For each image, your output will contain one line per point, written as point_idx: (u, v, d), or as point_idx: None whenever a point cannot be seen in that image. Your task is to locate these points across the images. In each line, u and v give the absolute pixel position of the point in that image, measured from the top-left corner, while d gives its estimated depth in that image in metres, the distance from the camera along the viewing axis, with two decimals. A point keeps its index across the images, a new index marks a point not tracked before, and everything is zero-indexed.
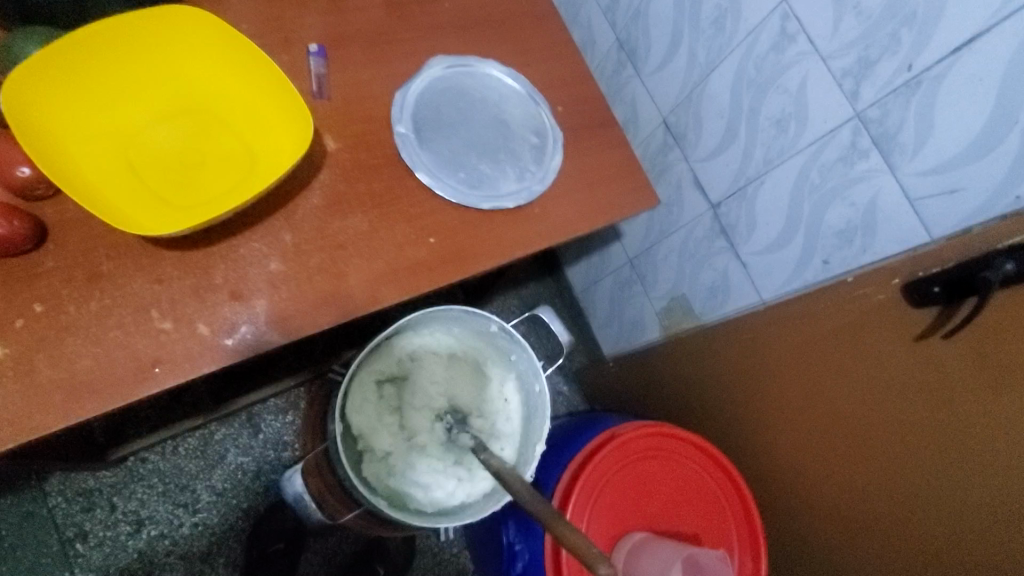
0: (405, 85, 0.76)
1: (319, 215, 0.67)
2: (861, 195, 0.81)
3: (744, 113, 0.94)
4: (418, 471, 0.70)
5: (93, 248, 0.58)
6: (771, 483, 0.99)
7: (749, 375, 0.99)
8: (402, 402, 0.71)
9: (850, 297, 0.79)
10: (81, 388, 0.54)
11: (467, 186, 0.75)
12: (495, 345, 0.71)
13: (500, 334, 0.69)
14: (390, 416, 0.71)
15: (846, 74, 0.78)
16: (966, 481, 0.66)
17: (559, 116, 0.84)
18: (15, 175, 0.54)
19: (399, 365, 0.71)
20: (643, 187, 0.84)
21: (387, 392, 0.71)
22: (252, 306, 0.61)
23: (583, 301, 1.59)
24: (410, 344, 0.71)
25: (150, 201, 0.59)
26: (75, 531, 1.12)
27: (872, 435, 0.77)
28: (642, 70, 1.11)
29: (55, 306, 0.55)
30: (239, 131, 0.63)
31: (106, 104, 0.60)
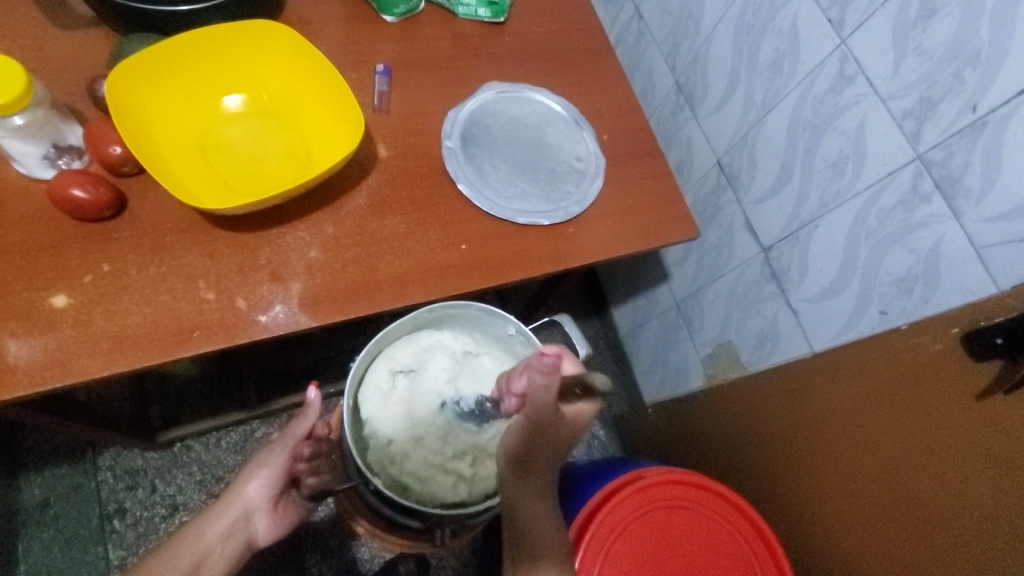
0: (458, 105, 0.82)
1: (362, 213, 0.71)
2: (923, 240, 0.76)
3: (800, 155, 0.92)
4: (417, 464, 0.69)
5: (160, 222, 0.65)
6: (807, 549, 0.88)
7: (792, 427, 0.91)
8: (411, 392, 0.70)
9: (905, 345, 0.72)
10: (127, 342, 0.59)
11: (506, 201, 0.78)
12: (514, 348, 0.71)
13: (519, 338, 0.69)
14: (398, 406, 0.71)
15: (906, 115, 0.75)
16: None
17: (605, 143, 0.86)
18: (107, 152, 0.62)
19: (415, 357, 0.71)
20: (684, 217, 0.84)
21: (400, 381, 0.71)
22: (288, 288, 0.66)
23: (628, 344, 1.55)
24: (429, 337, 0.72)
25: (214, 184, 0.66)
26: (115, 507, 1.19)
27: (925, 504, 0.68)
28: (698, 113, 1.12)
29: (120, 267, 0.62)
30: (300, 131, 0.70)
31: (192, 100, 0.68)
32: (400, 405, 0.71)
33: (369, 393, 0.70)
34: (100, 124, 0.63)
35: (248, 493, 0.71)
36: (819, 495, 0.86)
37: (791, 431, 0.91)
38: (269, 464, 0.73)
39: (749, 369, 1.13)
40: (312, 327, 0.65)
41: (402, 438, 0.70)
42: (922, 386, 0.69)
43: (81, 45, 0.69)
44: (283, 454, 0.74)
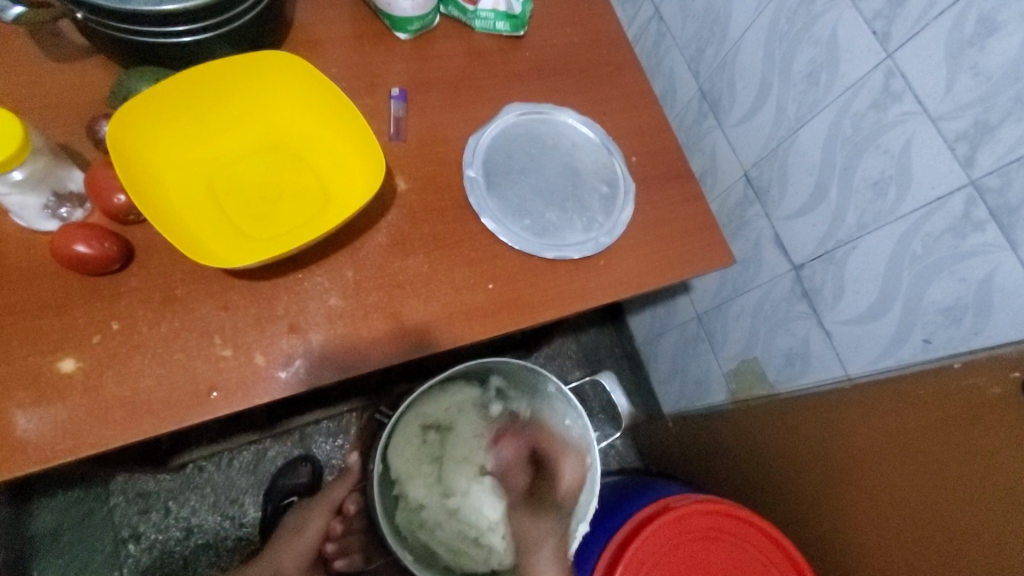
0: (479, 129, 0.77)
1: (382, 254, 0.67)
2: (975, 270, 0.72)
3: (837, 172, 0.87)
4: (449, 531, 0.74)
5: (170, 272, 0.61)
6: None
7: (827, 455, 0.88)
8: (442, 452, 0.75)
9: (958, 386, 0.70)
10: (142, 406, 0.56)
11: (532, 234, 0.73)
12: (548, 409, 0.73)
13: (557, 395, 0.71)
14: (428, 466, 0.75)
15: (959, 138, 0.71)
16: None
17: (633, 166, 0.81)
18: (111, 201, 0.58)
19: (446, 415, 0.75)
20: (717, 243, 0.79)
21: (430, 439, 0.75)
22: (308, 340, 0.62)
23: (644, 353, 1.50)
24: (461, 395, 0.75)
25: (227, 231, 0.63)
26: (129, 531, 1.16)
27: (971, 552, 0.67)
28: (724, 121, 1.07)
29: (130, 325, 0.58)
30: (317, 170, 0.67)
31: (200, 140, 0.65)
32: (432, 465, 0.75)
33: (402, 449, 0.73)
34: (103, 170, 0.58)
35: (287, 562, 0.87)
36: (856, 530, 0.84)
37: (825, 462, 0.89)
38: (309, 529, 0.89)
39: (776, 388, 1.08)
40: (335, 381, 0.61)
41: (433, 501, 0.75)
42: (974, 429, 0.66)
43: (79, 79, 0.64)
44: (321, 519, 0.90)
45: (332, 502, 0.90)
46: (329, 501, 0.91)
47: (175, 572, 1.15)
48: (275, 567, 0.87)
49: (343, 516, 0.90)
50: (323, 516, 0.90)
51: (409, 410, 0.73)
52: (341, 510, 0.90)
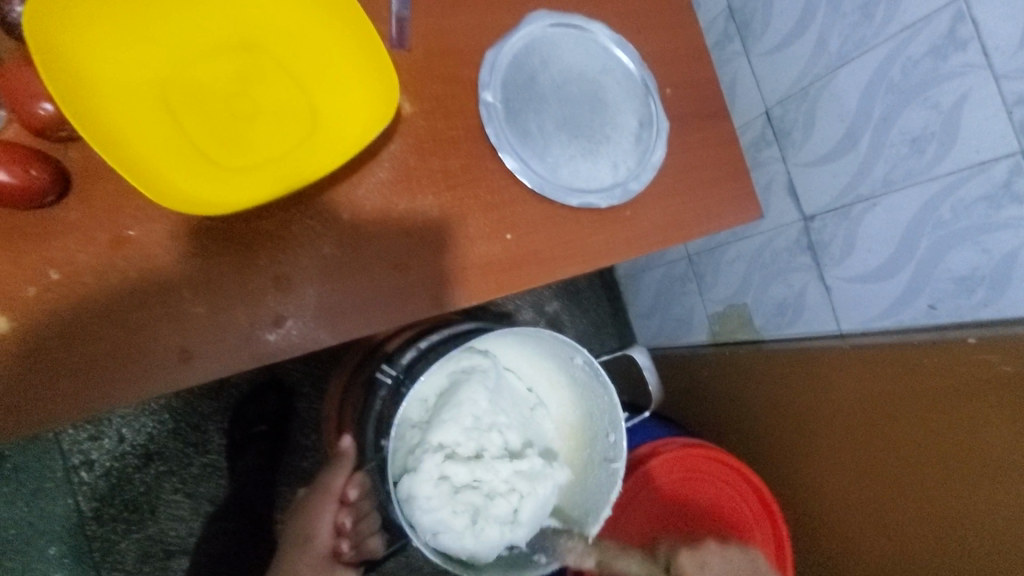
0: (499, 41, 0.64)
1: (385, 193, 0.57)
2: (1002, 243, 0.70)
3: (874, 122, 0.81)
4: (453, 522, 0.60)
5: (121, 207, 0.49)
6: (792, 508, 0.95)
7: (812, 408, 0.91)
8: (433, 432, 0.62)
9: (966, 359, 0.72)
10: (100, 375, 0.47)
11: (554, 175, 0.64)
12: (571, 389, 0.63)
13: (584, 368, 0.60)
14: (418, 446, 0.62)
15: (1020, 101, 0.65)
16: None
17: (667, 100, 0.71)
18: (35, 112, 0.45)
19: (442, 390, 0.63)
20: (748, 195, 0.72)
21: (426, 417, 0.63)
22: (300, 296, 0.53)
23: (623, 285, 1.46)
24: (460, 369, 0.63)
25: (193, 157, 0.50)
26: (81, 458, 1.05)
27: (935, 501, 0.73)
28: (751, 48, 0.97)
29: (75, 274, 0.47)
30: (301, 81, 0.54)
31: (147, 35, 0.50)
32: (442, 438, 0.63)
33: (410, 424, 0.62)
34: (15, 68, 0.44)
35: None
36: (821, 476, 0.89)
37: (808, 412, 0.92)
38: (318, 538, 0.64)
39: (762, 334, 1.07)
40: (333, 344, 0.53)
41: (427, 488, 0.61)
42: (978, 401, 0.70)
43: None
44: (326, 516, 0.64)
45: (334, 494, 0.64)
46: (329, 491, 0.64)
47: (137, 498, 1.07)
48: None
49: (349, 506, 0.65)
50: (326, 510, 0.64)
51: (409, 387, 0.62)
52: (344, 500, 0.64)
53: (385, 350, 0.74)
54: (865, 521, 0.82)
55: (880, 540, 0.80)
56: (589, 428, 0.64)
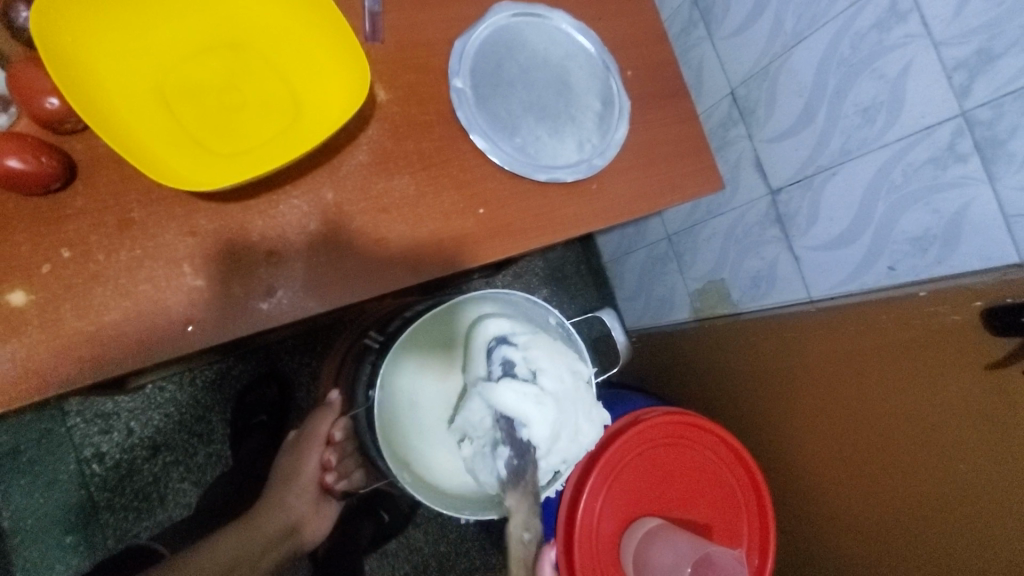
0: (466, 32, 0.69)
1: (364, 173, 0.61)
2: (950, 202, 0.74)
3: (829, 95, 0.85)
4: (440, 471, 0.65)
5: (123, 192, 0.54)
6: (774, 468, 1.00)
7: (787, 372, 0.95)
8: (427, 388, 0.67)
9: (920, 312, 0.75)
10: (109, 342, 0.52)
11: (523, 154, 0.69)
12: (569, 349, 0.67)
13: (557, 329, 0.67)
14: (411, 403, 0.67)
15: (958, 66, 0.70)
16: (993, 514, 0.67)
17: (628, 81, 0.76)
18: (42, 106, 0.50)
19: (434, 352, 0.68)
20: (708, 167, 0.77)
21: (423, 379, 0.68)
22: (289, 269, 0.57)
23: (610, 270, 1.51)
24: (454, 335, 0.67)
25: (186, 144, 0.55)
26: (92, 451, 1.10)
27: (897, 448, 0.77)
28: (715, 33, 1.02)
29: (84, 253, 0.52)
30: (282, 72, 0.58)
31: (143, 36, 0.55)
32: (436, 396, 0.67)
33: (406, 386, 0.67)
34: (24, 67, 0.49)
35: (293, 501, 0.79)
36: (799, 436, 0.93)
37: (784, 376, 0.96)
38: (306, 469, 0.78)
39: (739, 307, 1.11)
40: (322, 312, 0.58)
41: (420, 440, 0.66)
42: (931, 353, 0.74)
43: None
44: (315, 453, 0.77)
45: (320, 437, 0.76)
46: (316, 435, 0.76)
47: (146, 488, 1.12)
48: (284, 509, 0.78)
49: (334, 446, 0.76)
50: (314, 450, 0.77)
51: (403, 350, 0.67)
52: (330, 440, 0.76)
53: (375, 323, 0.78)
54: (839, 475, 0.86)
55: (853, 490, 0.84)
56: None
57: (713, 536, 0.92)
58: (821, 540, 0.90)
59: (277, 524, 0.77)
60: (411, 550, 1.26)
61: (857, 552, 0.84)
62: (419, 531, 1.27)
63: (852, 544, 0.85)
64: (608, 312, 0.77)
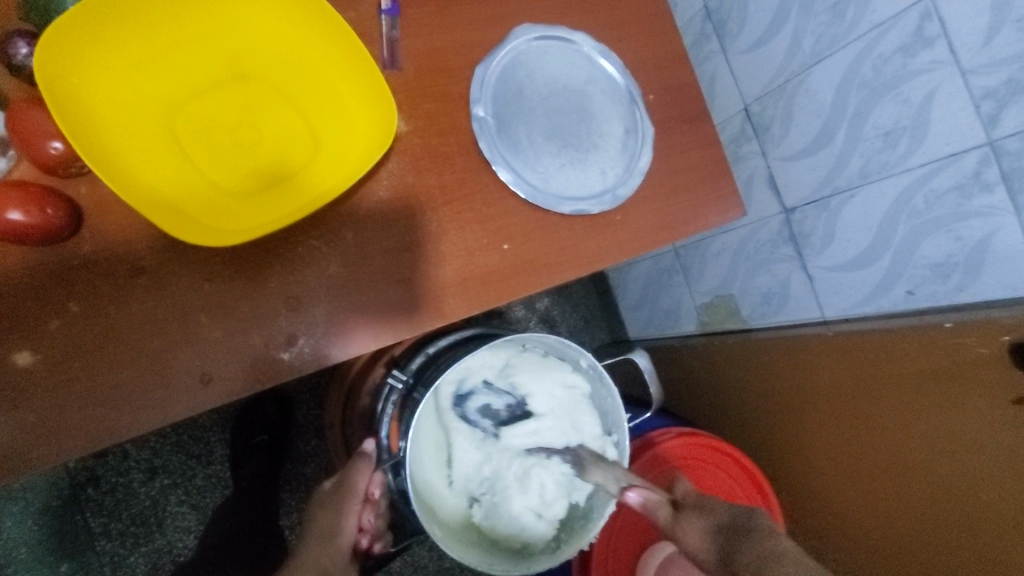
0: (487, 57, 0.66)
1: (385, 211, 0.59)
2: (973, 231, 0.73)
3: (849, 117, 0.84)
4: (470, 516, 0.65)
5: (133, 239, 0.50)
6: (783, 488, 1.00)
7: (801, 393, 0.95)
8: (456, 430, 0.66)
9: (943, 342, 0.74)
10: (121, 403, 0.49)
11: (546, 185, 0.66)
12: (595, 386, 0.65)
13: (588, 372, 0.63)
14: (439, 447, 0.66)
15: (986, 95, 0.69)
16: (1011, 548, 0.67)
17: (650, 106, 0.74)
18: (46, 151, 0.46)
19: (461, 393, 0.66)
20: (731, 194, 0.75)
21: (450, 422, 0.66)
22: (310, 316, 0.55)
23: (614, 280, 1.49)
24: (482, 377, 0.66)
25: (200, 187, 0.52)
26: (86, 476, 1.06)
27: (912, 476, 0.78)
28: (729, 47, 1.00)
29: (91, 306, 0.49)
30: (300, 107, 0.55)
31: (151, 71, 0.52)
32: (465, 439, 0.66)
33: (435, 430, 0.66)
34: (27, 110, 0.46)
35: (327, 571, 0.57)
36: (810, 457, 0.93)
37: (799, 396, 0.95)
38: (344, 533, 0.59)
39: (749, 323, 1.11)
40: (345, 359, 0.56)
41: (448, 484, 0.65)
42: (952, 384, 0.73)
43: None
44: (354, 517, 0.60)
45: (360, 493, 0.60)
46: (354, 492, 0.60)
47: (144, 512, 1.08)
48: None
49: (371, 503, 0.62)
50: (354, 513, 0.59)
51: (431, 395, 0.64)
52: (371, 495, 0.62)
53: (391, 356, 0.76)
54: (851, 499, 0.86)
55: (863, 515, 0.84)
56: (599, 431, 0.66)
57: None
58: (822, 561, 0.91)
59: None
60: (416, 567, 1.24)
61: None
62: (424, 549, 1.25)
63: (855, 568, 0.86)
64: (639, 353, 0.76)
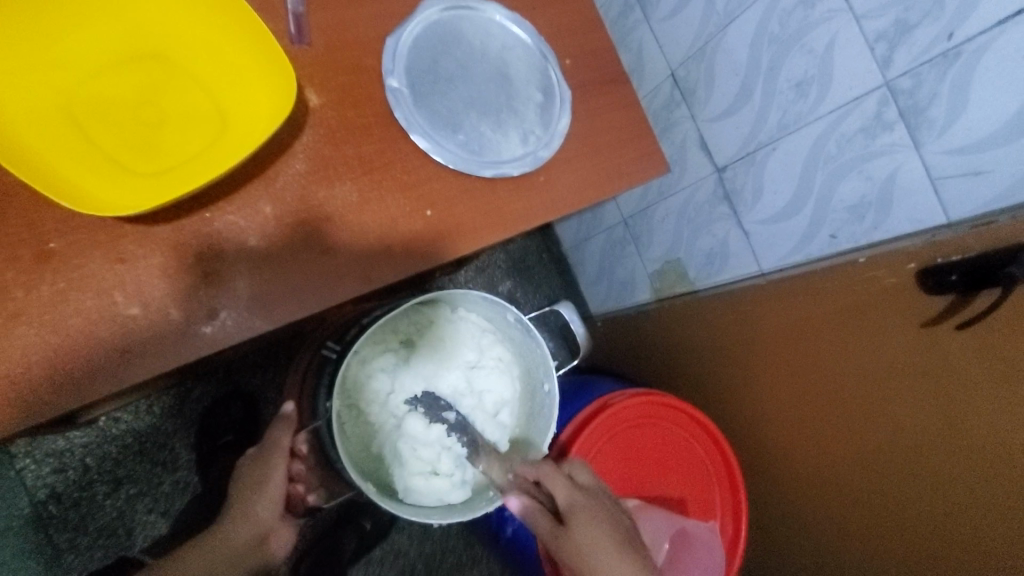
0: (397, 30, 0.67)
1: (303, 183, 0.59)
2: (881, 169, 0.76)
3: (763, 72, 0.87)
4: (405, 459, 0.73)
5: (39, 222, 0.51)
6: (741, 435, 1.03)
7: (744, 344, 0.98)
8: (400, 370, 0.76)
9: (860, 277, 0.78)
10: (41, 383, 0.49)
11: (467, 151, 0.68)
12: (526, 340, 0.69)
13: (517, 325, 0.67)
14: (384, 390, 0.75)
15: (879, 38, 0.72)
16: (937, 464, 0.70)
17: (567, 70, 0.76)
18: None
19: (408, 332, 0.76)
20: (653, 151, 0.77)
21: (398, 364, 0.76)
22: (231, 289, 0.55)
23: (571, 257, 1.51)
24: (426, 323, 0.76)
25: (105, 166, 0.52)
26: (47, 493, 1.03)
27: (846, 406, 0.81)
28: (651, 16, 1.02)
29: (2, 290, 0.49)
30: (205, 84, 0.56)
31: (44, 51, 0.52)
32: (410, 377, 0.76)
33: (383, 373, 0.75)
34: None
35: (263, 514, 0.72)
36: (759, 402, 0.97)
37: (743, 346, 0.99)
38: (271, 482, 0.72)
39: (696, 285, 1.12)
40: (269, 330, 0.56)
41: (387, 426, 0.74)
42: (870, 315, 0.76)
43: None
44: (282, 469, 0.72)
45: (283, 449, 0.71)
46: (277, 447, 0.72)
47: (111, 525, 1.06)
48: (252, 523, 0.72)
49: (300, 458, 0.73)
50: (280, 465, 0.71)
51: (377, 335, 0.74)
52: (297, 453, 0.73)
53: (331, 333, 0.78)
54: (796, 437, 0.90)
55: (808, 451, 0.88)
56: (528, 380, 0.74)
57: (687, 509, 0.95)
58: (783, 499, 0.95)
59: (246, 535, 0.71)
60: (396, 555, 1.24)
61: (817, 508, 0.88)
62: (402, 536, 1.25)
63: (811, 500, 0.89)
64: (565, 305, 0.78)
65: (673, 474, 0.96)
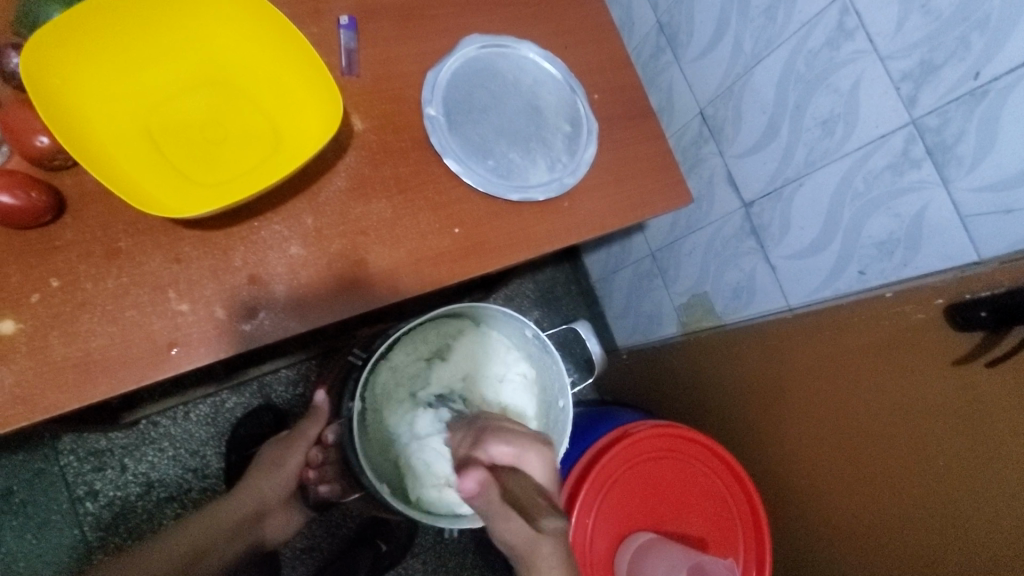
0: (437, 65, 0.73)
1: (342, 199, 0.64)
2: (908, 206, 0.76)
3: (790, 110, 0.89)
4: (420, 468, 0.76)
5: (110, 223, 0.57)
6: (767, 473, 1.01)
7: (770, 379, 0.97)
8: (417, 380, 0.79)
9: (888, 313, 0.77)
10: (97, 367, 0.54)
11: (496, 176, 0.72)
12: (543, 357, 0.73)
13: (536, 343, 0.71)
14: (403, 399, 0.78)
15: (905, 77, 0.73)
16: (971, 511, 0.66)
17: (595, 105, 0.80)
18: (32, 144, 0.53)
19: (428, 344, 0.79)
20: (676, 182, 0.80)
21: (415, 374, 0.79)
22: (271, 293, 0.60)
23: (599, 290, 1.52)
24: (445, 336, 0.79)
25: (171, 176, 0.59)
26: (86, 489, 1.08)
27: (875, 445, 0.78)
28: (682, 56, 1.07)
29: (72, 281, 0.55)
30: (263, 108, 0.62)
31: (129, 76, 0.60)
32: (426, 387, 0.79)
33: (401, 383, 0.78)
34: (16, 110, 0.53)
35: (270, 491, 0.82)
36: (786, 438, 0.94)
37: (770, 381, 0.97)
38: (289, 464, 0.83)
39: (723, 319, 1.12)
40: (302, 331, 0.60)
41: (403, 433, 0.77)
42: (898, 350, 0.75)
43: None
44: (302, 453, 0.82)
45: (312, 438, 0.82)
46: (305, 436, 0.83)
47: (140, 526, 1.10)
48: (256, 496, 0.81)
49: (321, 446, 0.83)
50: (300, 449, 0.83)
51: (398, 346, 0.77)
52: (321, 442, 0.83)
53: (360, 343, 0.82)
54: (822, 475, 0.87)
55: (836, 491, 0.85)
56: (545, 398, 0.77)
57: (708, 549, 0.91)
58: (810, 540, 0.91)
59: (239, 508, 0.79)
60: None
61: (846, 553, 0.84)
62: (417, 561, 1.24)
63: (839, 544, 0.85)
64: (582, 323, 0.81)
65: (693, 509, 0.93)
